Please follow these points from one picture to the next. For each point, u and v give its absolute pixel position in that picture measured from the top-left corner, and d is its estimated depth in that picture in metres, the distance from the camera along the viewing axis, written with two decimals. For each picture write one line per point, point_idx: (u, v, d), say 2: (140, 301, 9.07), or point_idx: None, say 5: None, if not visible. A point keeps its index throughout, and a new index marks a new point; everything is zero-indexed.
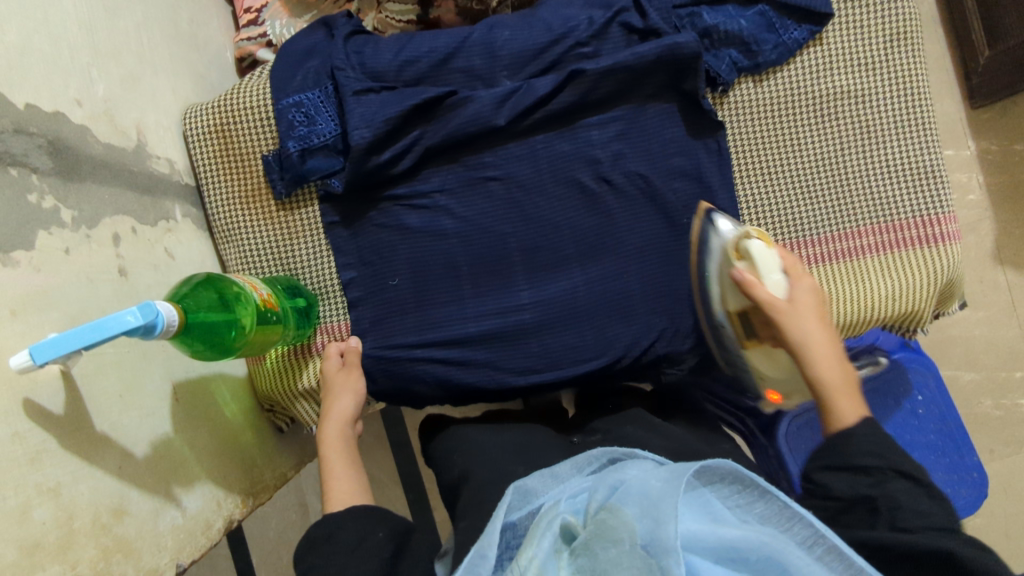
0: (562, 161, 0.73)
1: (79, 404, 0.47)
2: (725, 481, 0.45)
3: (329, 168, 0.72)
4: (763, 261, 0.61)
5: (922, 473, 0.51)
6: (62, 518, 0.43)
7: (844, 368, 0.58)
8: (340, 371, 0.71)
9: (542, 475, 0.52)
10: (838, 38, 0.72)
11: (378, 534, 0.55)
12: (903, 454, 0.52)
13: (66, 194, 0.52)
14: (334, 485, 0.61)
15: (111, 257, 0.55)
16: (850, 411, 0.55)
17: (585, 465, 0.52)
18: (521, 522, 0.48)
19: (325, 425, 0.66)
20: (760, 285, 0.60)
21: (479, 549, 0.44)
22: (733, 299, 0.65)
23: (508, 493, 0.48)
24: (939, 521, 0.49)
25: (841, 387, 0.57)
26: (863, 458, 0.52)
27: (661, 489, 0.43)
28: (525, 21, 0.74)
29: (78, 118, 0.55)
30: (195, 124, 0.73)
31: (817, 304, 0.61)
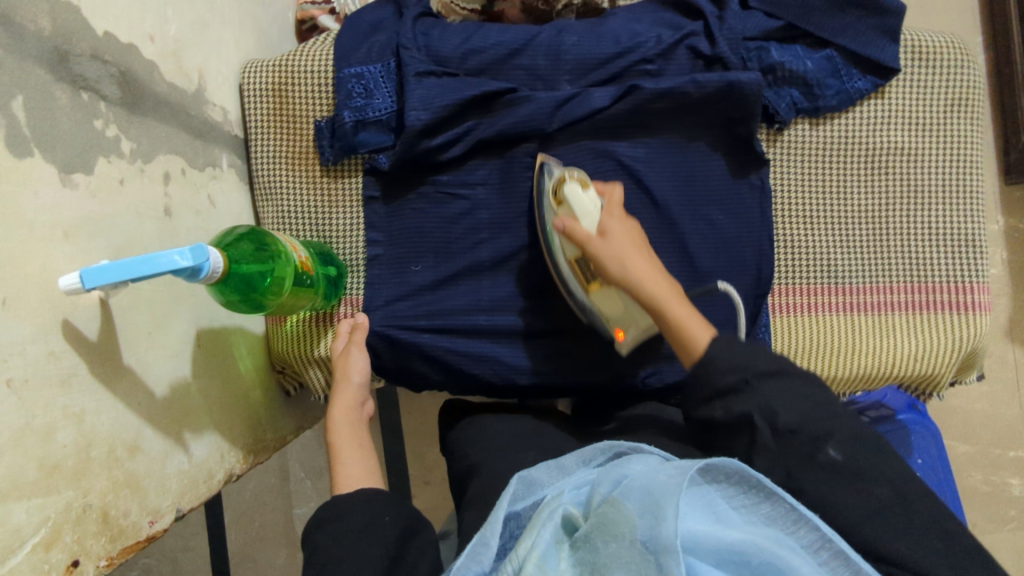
0: (606, 172, 0.73)
1: (112, 335, 0.47)
2: (730, 480, 0.45)
3: (379, 143, 0.73)
4: (580, 205, 0.62)
5: (776, 364, 0.54)
6: (81, 444, 0.43)
7: (671, 291, 0.60)
8: (347, 347, 0.70)
9: (547, 466, 0.54)
10: (900, 94, 0.72)
11: (385, 519, 0.56)
12: (760, 357, 0.54)
13: (128, 126, 0.52)
14: (342, 470, 0.62)
15: (159, 196, 0.55)
16: (696, 332, 0.58)
17: (594, 456, 0.54)
18: (525, 512, 0.49)
19: (333, 412, 0.66)
20: (577, 225, 0.61)
21: (481, 539, 0.45)
22: (569, 248, 0.65)
23: (512, 483, 0.50)
24: (814, 400, 0.52)
25: (680, 309, 0.59)
26: (726, 380, 0.54)
27: (665, 485, 0.44)
28: (595, 29, 0.74)
29: (149, 55, 0.56)
30: (254, 77, 0.73)
31: (632, 236, 0.62)
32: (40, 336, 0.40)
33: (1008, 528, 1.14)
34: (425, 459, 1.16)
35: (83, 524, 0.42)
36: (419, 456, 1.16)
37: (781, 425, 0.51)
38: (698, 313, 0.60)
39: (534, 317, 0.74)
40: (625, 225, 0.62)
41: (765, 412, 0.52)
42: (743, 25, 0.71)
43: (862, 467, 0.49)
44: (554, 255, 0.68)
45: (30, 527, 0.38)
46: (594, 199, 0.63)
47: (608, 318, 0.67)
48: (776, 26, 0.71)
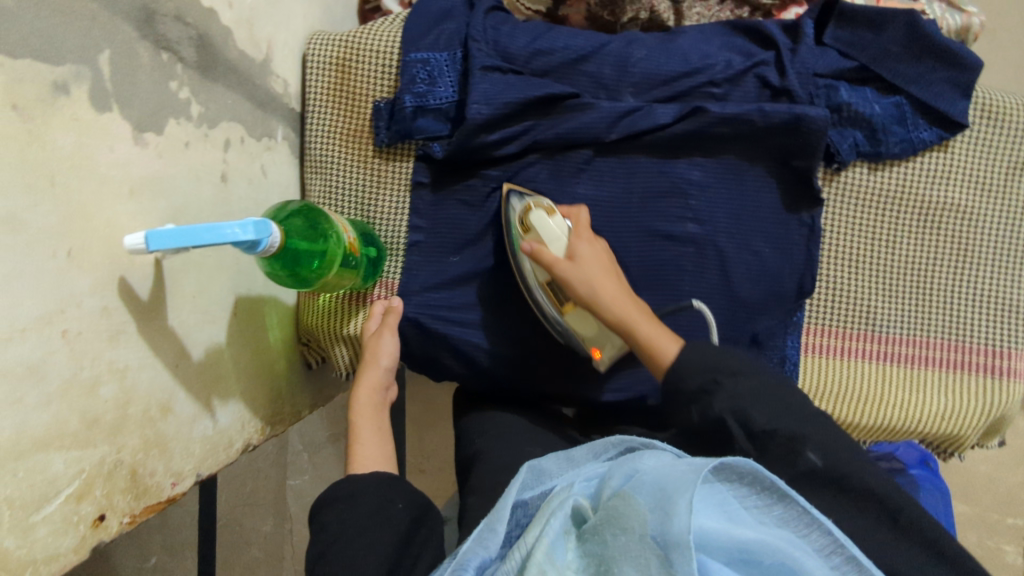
0: (654, 190, 0.73)
1: (160, 294, 0.47)
2: (743, 480, 0.44)
3: (436, 132, 0.72)
4: (546, 229, 0.66)
5: (729, 360, 0.56)
6: (121, 400, 0.43)
7: (639, 310, 0.64)
8: (379, 329, 0.70)
9: (557, 457, 0.54)
10: (964, 150, 0.71)
11: (397, 505, 0.56)
12: (727, 358, 0.56)
13: (199, 90, 0.52)
14: (359, 450, 0.62)
15: (218, 161, 0.55)
16: (670, 344, 0.61)
17: (602, 451, 0.53)
18: (532, 501, 0.49)
19: (358, 391, 0.66)
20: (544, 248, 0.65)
21: (488, 524, 0.45)
22: (538, 271, 0.68)
23: (521, 472, 0.49)
24: (781, 401, 0.53)
25: (652, 325, 0.63)
26: (693, 384, 0.56)
27: (678, 483, 0.43)
28: (664, 45, 0.73)
29: (226, 19, 0.56)
30: (320, 51, 0.72)
31: (601, 257, 0.66)
32: (98, 290, 0.40)
33: None
34: (423, 448, 1.15)
35: (113, 480, 0.42)
36: (418, 444, 1.15)
37: (754, 427, 0.52)
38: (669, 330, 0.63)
39: None
40: (590, 248, 0.66)
41: (738, 416, 0.53)
42: (815, 62, 0.70)
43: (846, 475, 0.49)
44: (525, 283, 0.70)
45: (66, 478, 0.38)
46: (561, 223, 0.67)
47: (583, 340, 0.69)
48: (849, 66, 0.70)
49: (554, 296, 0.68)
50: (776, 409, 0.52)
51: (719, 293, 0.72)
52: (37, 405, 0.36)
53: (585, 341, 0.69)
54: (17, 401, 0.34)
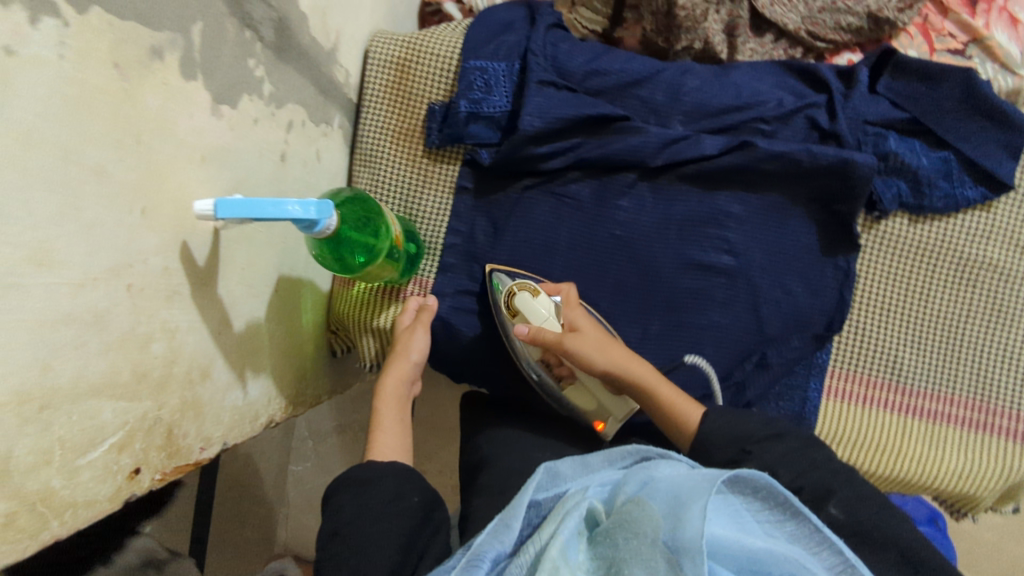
0: (693, 218, 0.74)
1: (214, 264, 0.48)
2: (756, 495, 0.45)
3: (485, 138, 0.74)
4: (536, 309, 0.66)
5: (758, 428, 0.57)
6: (169, 359, 0.44)
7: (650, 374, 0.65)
8: (413, 326, 0.71)
9: (572, 461, 0.53)
10: (1008, 212, 0.72)
11: (413, 499, 0.57)
12: (754, 427, 0.57)
13: (272, 71, 0.54)
14: (380, 437, 0.64)
15: (279, 141, 0.57)
16: (693, 411, 0.62)
17: (617, 459, 0.53)
18: (546, 502, 0.49)
19: (387, 379, 0.68)
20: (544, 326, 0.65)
21: (504, 519, 0.46)
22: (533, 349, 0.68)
23: (539, 472, 0.49)
24: (808, 461, 0.54)
25: (669, 391, 0.64)
26: (726, 454, 0.57)
27: (692, 492, 0.45)
28: (718, 78, 0.74)
29: (303, 8, 0.58)
30: (383, 49, 0.75)
31: (595, 326, 0.67)
32: (162, 249, 0.42)
33: None
34: (429, 451, 1.15)
35: (151, 436, 0.44)
36: (425, 446, 1.15)
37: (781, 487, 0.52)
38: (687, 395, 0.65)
39: None
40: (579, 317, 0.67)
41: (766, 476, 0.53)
42: (866, 109, 0.71)
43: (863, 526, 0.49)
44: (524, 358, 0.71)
45: (112, 427, 0.40)
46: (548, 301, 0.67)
47: (586, 410, 0.70)
48: (901, 117, 0.71)
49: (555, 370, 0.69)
50: (803, 469, 0.53)
51: (747, 326, 0.73)
52: (98, 351, 0.37)
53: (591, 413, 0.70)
54: (81, 344, 0.36)
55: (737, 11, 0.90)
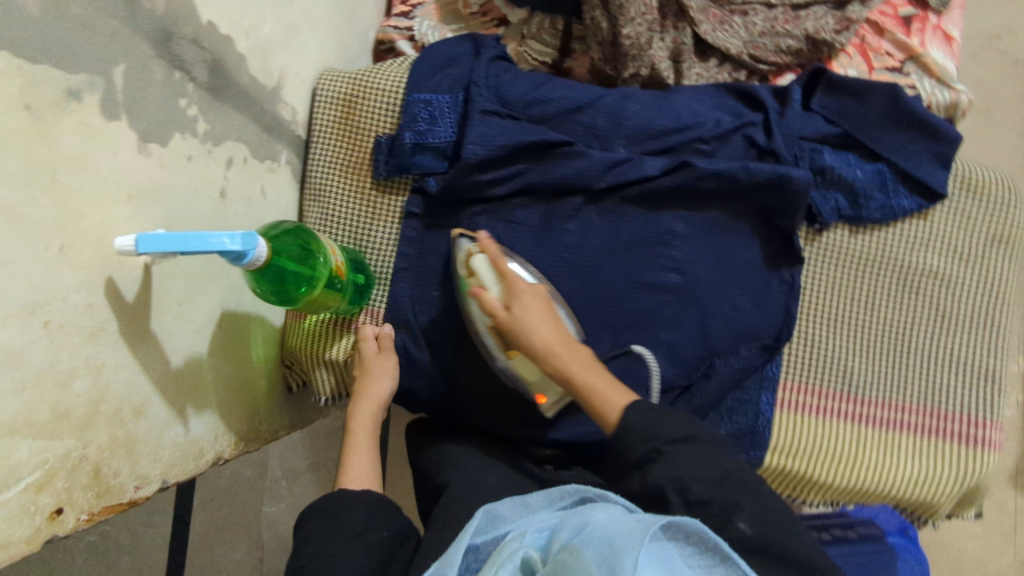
0: (642, 240, 0.75)
1: (146, 300, 0.49)
2: (689, 539, 0.46)
3: (431, 168, 0.75)
4: (484, 273, 0.67)
5: (674, 429, 0.56)
6: (95, 397, 0.44)
7: (585, 362, 0.64)
8: (378, 354, 0.72)
9: (514, 500, 0.54)
10: (944, 220, 0.74)
11: (382, 533, 0.56)
12: (668, 425, 0.57)
13: (208, 109, 0.55)
14: (353, 461, 0.65)
15: (218, 178, 0.58)
16: (619, 398, 0.61)
17: (557, 498, 0.54)
18: (485, 546, 0.51)
19: (359, 403, 0.69)
20: (486, 296, 0.65)
21: (439, 568, 0.46)
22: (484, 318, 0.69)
23: (477, 516, 0.50)
24: (718, 470, 0.54)
25: (596, 378, 0.62)
26: (642, 450, 0.56)
27: (624, 538, 0.45)
28: (658, 101, 0.76)
29: (241, 48, 0.59)
30: (330, 86, 0.76)
31: (541, 300, 0.66)
32: (84, 286, 0.42)
33: None
34: (403, 487, 1.12)
35: (76, 475, 0.43)
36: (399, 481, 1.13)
37: (691, 497, 0.53)
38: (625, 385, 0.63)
39: None
40: (529, 287, 0.66)
41: (676, 487, 0.53)
42: (801, 125, 0.73)
43: (770, 544, 0.51)
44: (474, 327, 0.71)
45: (29, 467, 0.39)
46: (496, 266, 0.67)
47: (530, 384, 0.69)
48: (834, 132, 0.73)
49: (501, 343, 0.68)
50: (715, 481, 0.53)
51: (699, 343, 0.73)
52: (12, 389, 0.37)
53: (531, 387, 0.69)
54: None
55: (681, 38, 0.93)
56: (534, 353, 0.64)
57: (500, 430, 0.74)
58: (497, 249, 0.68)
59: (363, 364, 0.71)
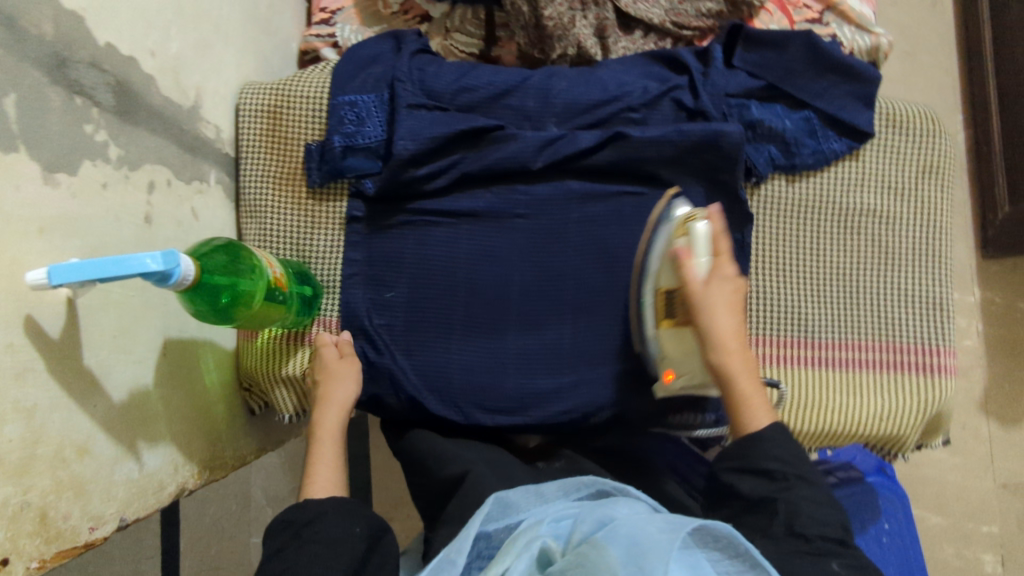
0: (588, 215, 0.75)
1: (75, 334, 0.47)
2: (717, 544, 0.48)
3: (366, 169, 0.74)
4: (700, 242, 0.64)
5: (812, 474, 0.58)
6: (28, 440, 0.42)
7: (748, 363, 0.63)
8: (339, 362, 0.71)
9: (527, 491, 0.58)
10: (875, 158, 0.75)
11: (355, 530, 0.56)
12: (804, 463, 0.58)
13: (119, 133, 0.54)
14: (316, 474, 0.66)
15: (141, 203, 0.57)
16: (764, 416, 0.61)
17: (574, 489, 0.57)
18: (496, 533, 0.54)
19: (326, 411, 0.69)
20: (691, 265, 0.63)
21: (448, 555, 0.49)
22: (665, 276, 0.67)
23: (489, 505, 0.54)
24: (826, 516, 0.55)
25: (752, 386, 0.62)
26: (769, 463, 0.58)
27: (650, 538, 0.47)
28: (584, 76, 0.76)
29: (148, 68, 0.58)
30: (251, 99, 0.75)
31: (736, 296, 0.64)
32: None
33: None
34: (391, 498, 1.10)
35: (19, 523, 0.41)
36: (385, 493, 1.11)
37: (797, 527, 0.54)
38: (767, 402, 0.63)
39: (500, 352, 0.73)
40: (727, 279, 0.64)
41: (788, 509, 0.55)
42: (726, 83, 0.74)
43: None
44: (645, 282, 0.70)
45: None
46: (699, 235, 0.64)
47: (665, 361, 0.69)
48: (758, 85, 0.74)
49: (662, 308, 0.67)
50: (828, 524, 0.55)
51: None
52: None
53: (666, 361, 0.69)
54: None
55: (603, 14, 0.93)
56: (703, 332, 0.63)
57: (469, 425, 0.73)
58: (723, 228, 0.65)
59: (324, 370, 0.70)
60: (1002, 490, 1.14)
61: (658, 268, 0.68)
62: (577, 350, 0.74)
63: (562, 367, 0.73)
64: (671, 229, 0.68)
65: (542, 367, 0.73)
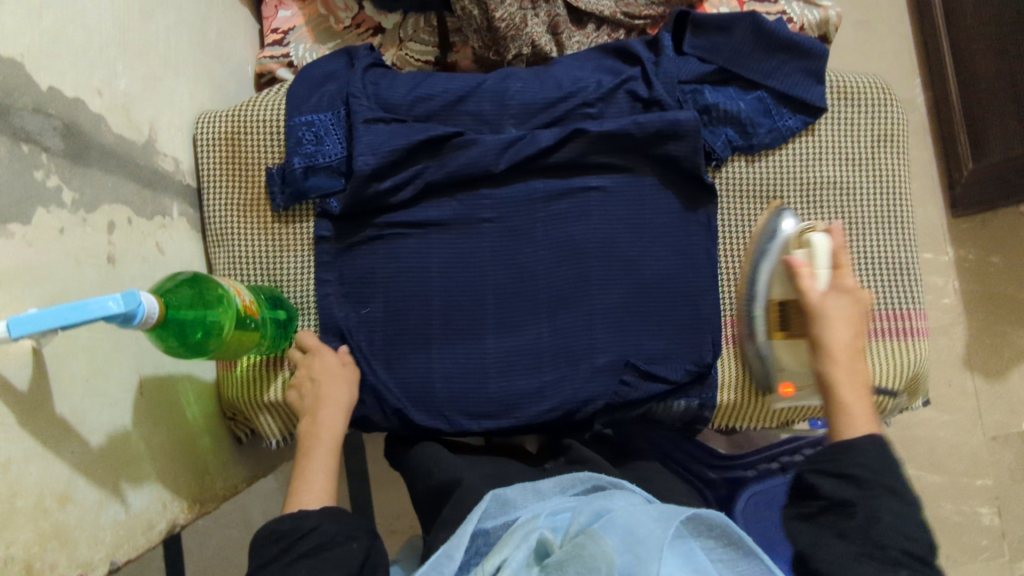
0: (557, 212, 0.75)
1: (44, 384, 0.47)
2: (712, 533, 0.50)
3: (329, 188, 0.74)
4: (818, 253, 0.66)
5: (903, 485, 0.53)
6: (5, 495, 0.42)
7: (857, 370, 0.63)
8: (334, 367, 0.72)
9: (525, 488, 0.58)
10: (829, 131, 0.76)
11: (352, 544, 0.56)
12: (892, 471, 0.54)
13: (71, 177, 0.54)
14: (309, 478, 0.65)
15: (103, 244, 0.56)
16: (863, 425, 0.59)
17: (570, 485, 0.58)
18: (494, 530, 0.55)
19: (323, 411, 0.69)
20: (807, 274, 0.65)
21: (446, 551, 0.50)
22: (778, 288, 0.71)
23: (485, 502, 0.55)
24: (911, 529, 0.51)
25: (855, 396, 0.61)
26: (857, 467, 0.54)
27: (647, 527, 0.48)
28: (537, 75, 0.77)
29: (96, 107, 0.58)
30: (208, 129, 0.76)
31: (855, 309, 0.64)
32: None
33: (981, 559, 1.15)
34: (393, 511, 1.10)
35: None
36: (387, 507, 1.10)
37: (875, 536, 0.50)
38: (874, 416, 0.60)
39: (480, 356, 0.73)
40: (859, 298, 0.65)
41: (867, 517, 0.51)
42: (678, 70, 0.75)
43: None
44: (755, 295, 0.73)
45: None
46: (818, 246, 0.66)
47: (783, 370, 0.73)
48: (709, 69, 0.75)
49: (776, 321, 0.71)
50: (911, 538, 0.51)
51: (632, 300, 0.74)
52: None
53: (783, 372, 0.73)
54: None
55: (554, 10, 0.94)
56: (818, 342, 0.64)
57: (457, 432, 0.73)
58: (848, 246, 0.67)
59: (316, 373, 0.71)
60: (992, 442, 1.16)
61: (769, 282, 0.72)
62: (557, 346, 0.73)
63: (543, 366, 0.73)
64: (785, 241, 0.72)
65: (524, 368, 0.73)
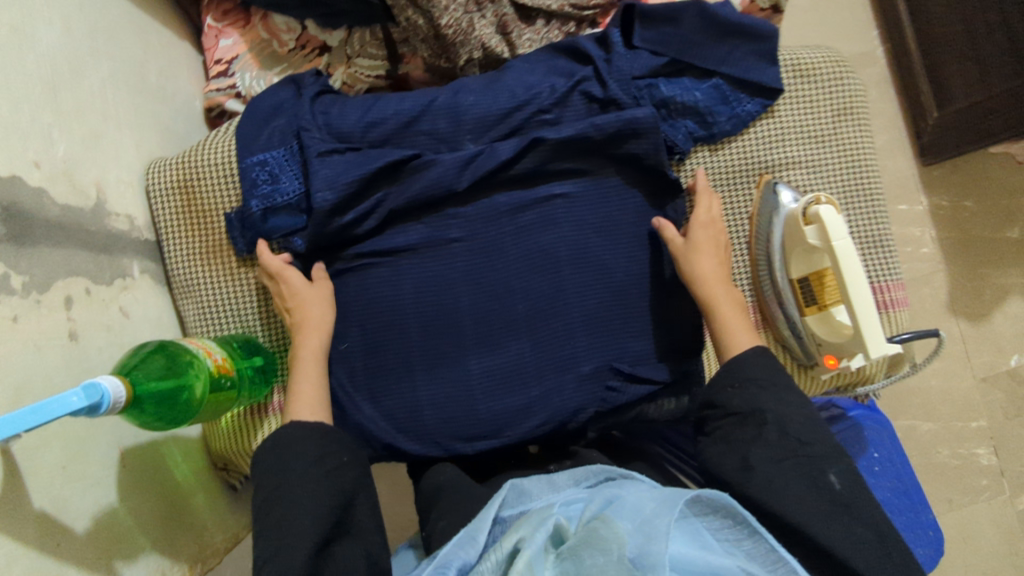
0: (525, 222, 0.74)
1: (18, 482, 0.46)
2: (718, 514, 0.49)
3: (291, 227, 0.73)
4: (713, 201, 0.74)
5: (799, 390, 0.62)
6: None
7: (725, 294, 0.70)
8: (314, 293, 0.72)
9: (540, 480, 0.59)
10: (788, 110, 0.75)
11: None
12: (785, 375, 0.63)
13: (18, 260, 0.52)
14: (298, 387, 0.67)
15: (62, 321, 0.55)
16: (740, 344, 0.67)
17: (583, 478, 0.58)
18: (510, 518, 0.55)
19: (307, 331, 0.70)
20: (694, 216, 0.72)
21: (469, 534, 0.51)
22: (795, 266, 0.70)
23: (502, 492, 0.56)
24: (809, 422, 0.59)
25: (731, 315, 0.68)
26: (753, 373, 0.63)
27: (654, 510, 0.48)
28: (490, 85, 0.75)
29: (35, 180, 0.56)
30: (159, 179, 0.74)
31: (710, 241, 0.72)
32: None
33: (983, 499, 1.16)
34: None
35: None
36: None
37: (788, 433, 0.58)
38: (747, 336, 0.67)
39: (464, 378, 0.72)
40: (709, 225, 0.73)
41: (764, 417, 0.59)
42: (631, 65, 0.73)
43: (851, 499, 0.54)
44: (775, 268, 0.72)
45: None
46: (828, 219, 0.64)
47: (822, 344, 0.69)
48: (661, 62, 0.73)
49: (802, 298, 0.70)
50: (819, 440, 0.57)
51: (610, 303, 0.73)
52: None
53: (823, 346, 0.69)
54: None
55: (501, 10, 0.92)
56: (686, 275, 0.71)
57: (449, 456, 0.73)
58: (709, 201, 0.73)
59: (297, 295, 0.71)
60: (982, 384, 1.18)
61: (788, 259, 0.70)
62: (540, 358, 0.72)
63: (530, 381, 0.72)
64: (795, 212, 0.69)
65: (509, 385, 0.72)
